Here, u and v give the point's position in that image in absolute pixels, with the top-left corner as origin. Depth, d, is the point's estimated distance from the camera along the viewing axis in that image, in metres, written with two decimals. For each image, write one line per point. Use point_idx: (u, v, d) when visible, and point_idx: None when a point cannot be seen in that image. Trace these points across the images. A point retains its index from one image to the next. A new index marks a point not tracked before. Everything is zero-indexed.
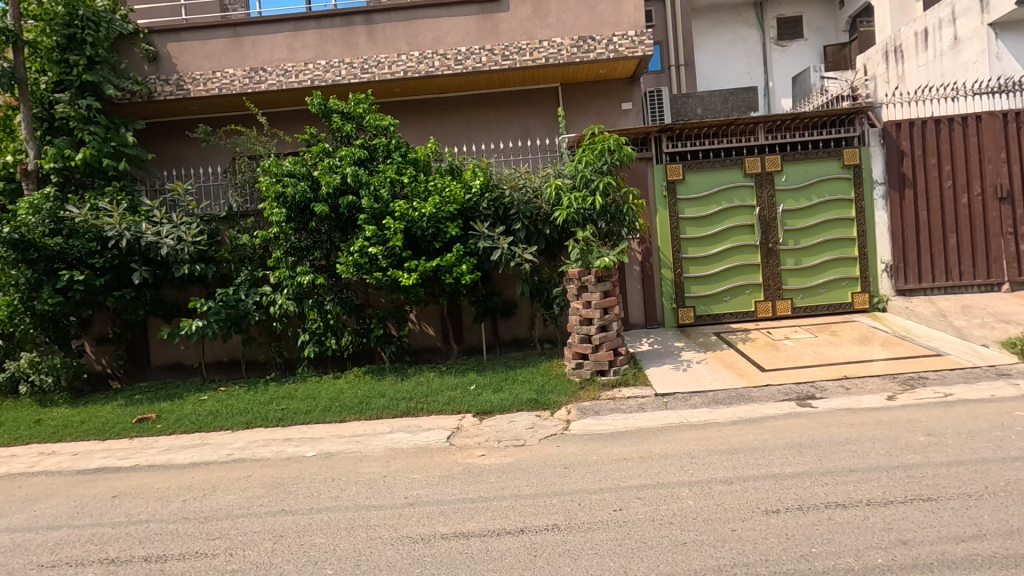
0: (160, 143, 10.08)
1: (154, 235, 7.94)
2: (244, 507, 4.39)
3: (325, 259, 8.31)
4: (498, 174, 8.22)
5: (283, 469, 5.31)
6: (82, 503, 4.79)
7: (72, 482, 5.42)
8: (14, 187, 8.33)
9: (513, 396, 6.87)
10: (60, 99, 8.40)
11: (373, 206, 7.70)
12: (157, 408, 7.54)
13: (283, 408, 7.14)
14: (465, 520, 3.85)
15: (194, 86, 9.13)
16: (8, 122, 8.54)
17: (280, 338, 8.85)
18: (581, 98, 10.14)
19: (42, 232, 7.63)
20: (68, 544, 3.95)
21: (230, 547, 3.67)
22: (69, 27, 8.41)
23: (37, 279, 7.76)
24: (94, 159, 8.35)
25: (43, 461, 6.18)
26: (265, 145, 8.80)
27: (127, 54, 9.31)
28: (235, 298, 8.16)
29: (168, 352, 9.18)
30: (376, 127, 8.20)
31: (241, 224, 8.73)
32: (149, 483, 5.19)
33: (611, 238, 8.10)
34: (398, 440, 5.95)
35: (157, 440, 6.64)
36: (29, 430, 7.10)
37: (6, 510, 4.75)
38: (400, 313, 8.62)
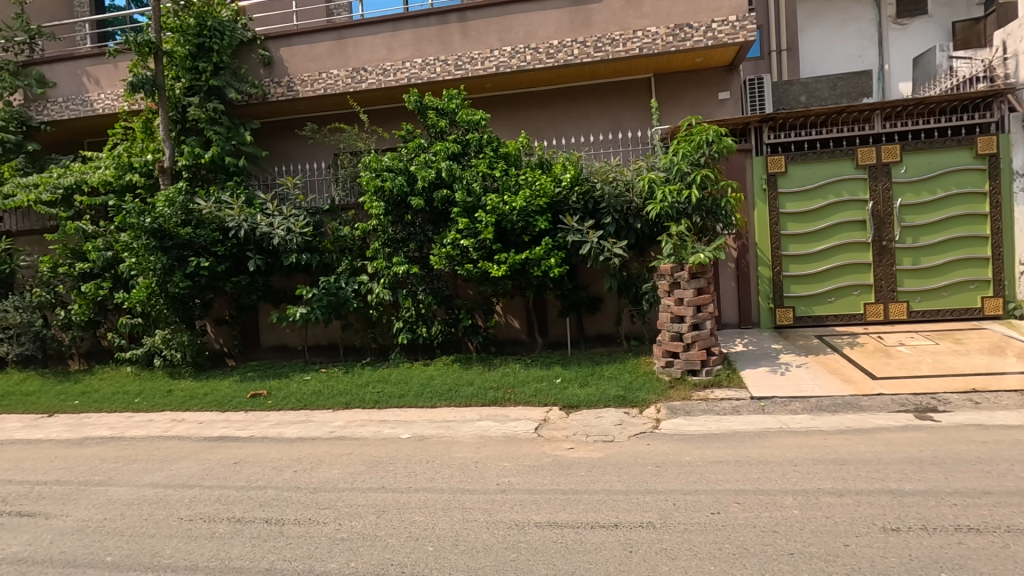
0: (272, 140, 10.89)
1: (268, 226, 8.67)
2: (348, 481, 4.69)
3: (418, 251, 8.64)
4: (589, 168, 8.18)
5: (380, 448, 5.61)
6: (209, 466, 5.33)
7: (200, 447, 6.04)
8: (153, 183, 9.34)
9: (601, 392, 6.83)
10: (191, 102, 9.33)
11: (466, 199, 7.91)
12: (267, 385, 8.21)
13: (378, 391, 7.54)
14: (558, 511, 3.89)
15: (303, 87, 9.80)
16: (149, 125, 9.54)
17: (375, 325, 9.33)
18: (675, 89, 9.82)
19: (176, 222, 8.47)
20: (202, 501, 4.42)
21: (338, 517, 3.95)
22: (200, 36, 9.35)
23: (170, 264, 8.63)
24: (218, 156, 9.24)
25: (175, 427, 6.93)
26: (366, 141, 9.29)
27: (246, 60, 10.02)
28: (335, 286, 8.70)
29: (275, 335, 9.98)
30: (469, 122, 8.41)
31: (343, 216, 9.28)
32: (264, 453, 5.67)
33: (705, 234, 7.85)
34: (487, 428, 6.10)
35: (268, 415, 7.24)
36: (163, 399, 8.02)
37: (148, 468, 5.39)
38: (487, 305, 8.83)
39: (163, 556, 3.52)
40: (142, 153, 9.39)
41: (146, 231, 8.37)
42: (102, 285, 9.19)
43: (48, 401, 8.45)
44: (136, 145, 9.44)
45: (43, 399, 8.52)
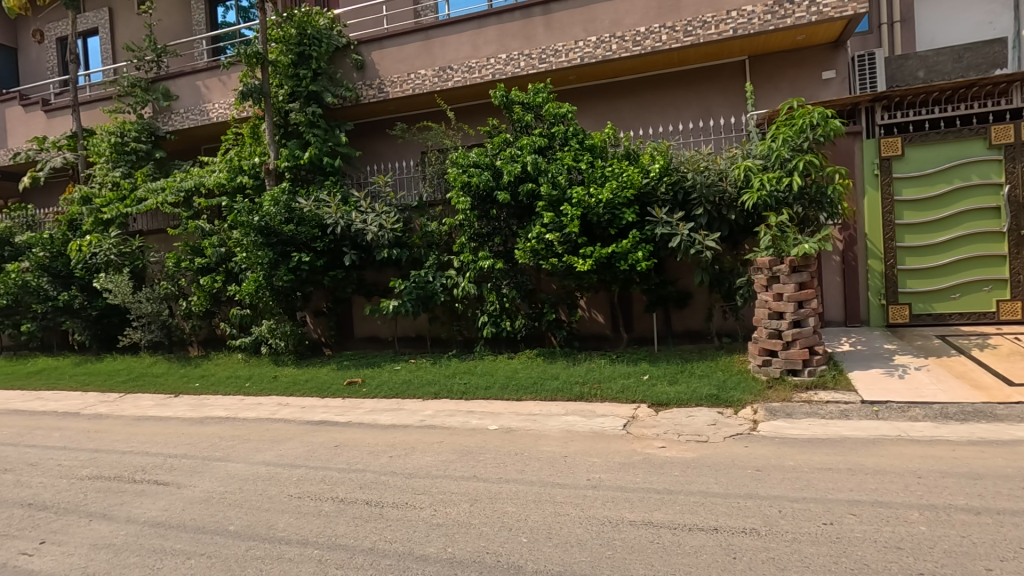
0: (364, 142, 11.40)
1: (362, 223, 9.14)
2: (440, 469, 4.83)
3: (503, 245, 8.73)
4: (678, 158, 7.88)
5: (469, 438, 5.72)
6: (312, 448, 5.68)
7: (303, 430, 6.46)
8: (260, 184, 10.08)
9: (691, 390, 6.57)
10: (292, 108, 9.95)
11: (552, 192, 7.88)
12: (361, 374, 8.66)
13: (465, 382, 7.71)
14: (652, 510, 3.77)
15: (393, 88, 10.17)
16: (257, 130, 10.31)
17: (461, 318, 9.54)
18: (772, 71, 9.22)
19: (280, 220, 9.06)
20: (308, 480, 4.71)
21: (433, 503, 4.07)
22: (301, 45, 9.96)
23: (275, 260, 9.23)
24: (315, 157, 9.84)
25: (281, 410, 7.47)
26: (453, 138, 9.51)
27: (341, 65, 10.51)
28: (424, 280, 8.98)
29: (368, 327, 10.52)
30: (555, 115, 8.42)
31: (430, 212, 9.57)
32: (361, 438, 5.97)
33: (808, 225, 7.34)
34: (574, 422, 6.06)
35: (362, 402, 7.62)
36: (270, 384, 8.68)
37: (260, 447, 5.84)
38: (571, 299, 8.79)
39: (277, 529, 3.79)
40: (250, 157, 10.16)
41: (254, 229, 9.03)
42: (216, 279, 10.07)
43: (174, 383, 9.41)
44: (245, 149, 10.22)
45: (170, 381, 9.50)
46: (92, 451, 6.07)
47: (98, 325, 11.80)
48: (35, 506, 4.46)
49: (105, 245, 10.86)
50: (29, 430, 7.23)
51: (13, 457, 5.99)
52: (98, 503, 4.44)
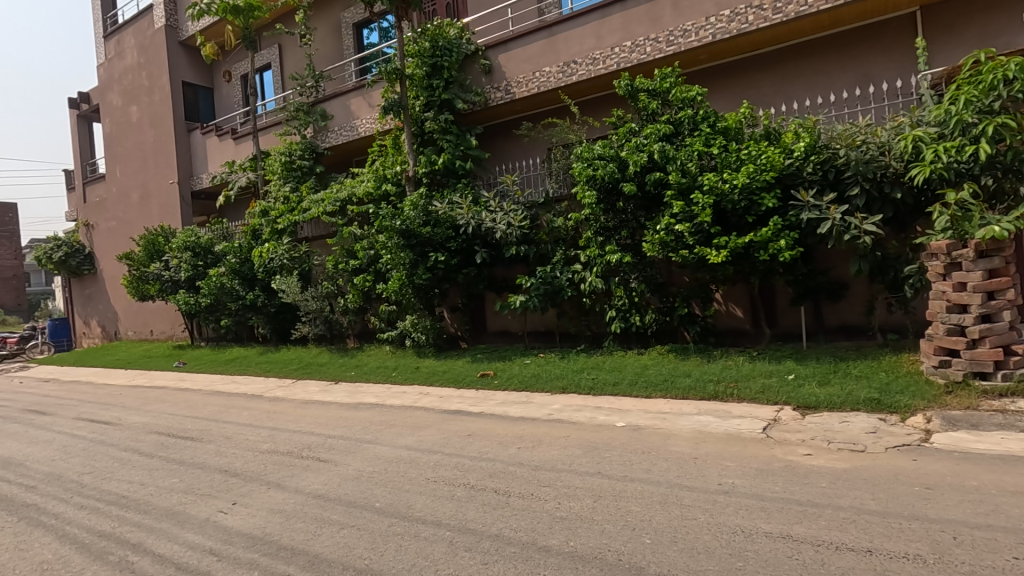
0: (493, 143, 11.78)
1: (491, 222, 9.54)
2: (565, 463, 4.89)
3: (630, 238, 8.52)
4: (828, 133, 7.08)
5: (596, 434, 5.71)
6: (448, 436, 6.08)
7: (440, 418, 6.93)
8: (401, 190, 10.95)
9: (846, 393, 5.89)
10: (427, 117, 10.63)
11: (681, 180, 7.51)
12: (493, 366, 9.06)
13: (593, 377, 7.70)
14: (791, 523, 3.47)
15: (518, 88, 10.37)
16: (398, 140, 11.21)
17: (589, 313, 9.51)
18: (953, 20, 7.83)
19: (418, 223, 9.73)
20: (443, 466, 5.06)
21: (557, 496, 4.14)
22: (434, 57, 10.62)
23: (414, 260, 9.93)
24: (449, 161, 10.45)
25: (422, 399, 8.09)
26: (577, 132, 9.51)
27: (470, 71, 10.98)
28: (551, 275, 9.11)
29: (500, 321, 10.97)
30: (683, 99, 8.06)
31: (556, 208, 9.67)
32: (492, 428, 6.25)
33: (1001, 200, 6.17)
34: (707, 423, 5.76)
35: (494, 393, 7.96)
36: (413, 374, 9.44)
37: (403, 432, 6.39)
38: (705, 293, 8.34)
39: (415, 509, 4.13)
40: (393, 165, 11.10)
41: (397, 232, 9.80)
42: (367, 278, 11.16)
43: (334, 371, 10.66)
44: (389, 159, 11.19)
45: (331, 369, 10.77)
46: (271, 428, 7.12)
47: (276, 320, 13.75)
48: (229, 472, 5.36)
49: (280, 252, 12.66)
50: (227, 408, 8.69)
51: (216, 430, 7.25)
52: (274, 474, 5.21)
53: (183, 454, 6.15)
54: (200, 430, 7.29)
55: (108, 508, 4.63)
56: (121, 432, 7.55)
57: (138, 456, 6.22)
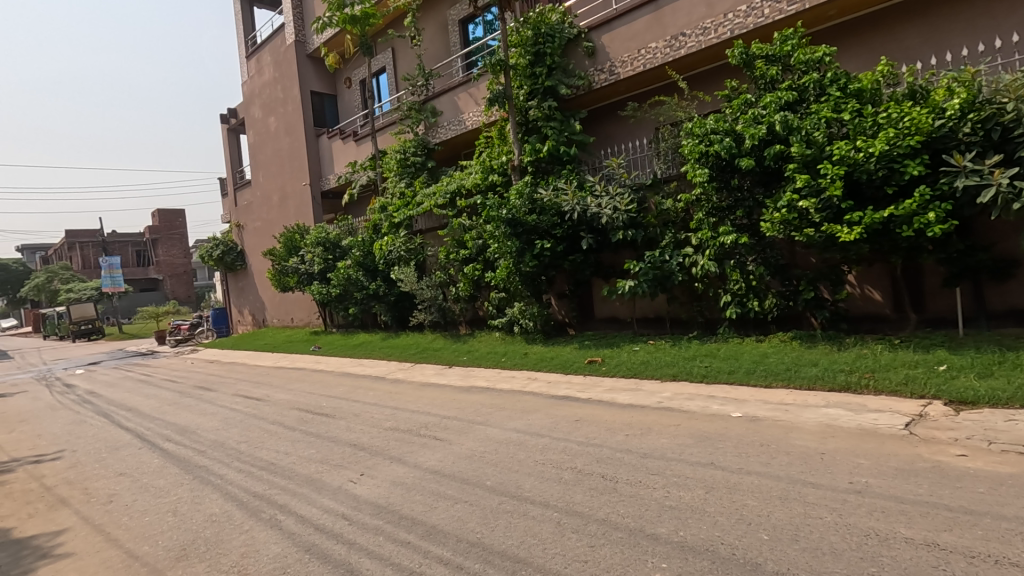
0: (598, 127, 11.48)
1: (597, 207, 9.42)
2: (675, 452, 4.74)
3: (747, 218, 7.98)
4: (991, 85, 6.08)
5: (709, 424, 5.47)
6: (556, 420, 6.15)
7: (549, 403, 7.03)
8: (508, 180, 11.17)
9: (1014, 388, 5.08)
10: (531, 105, 10.71)
11: (805, 151, 6.86)
12: (601, 353, 9.00)
13: (706, 365, 7.37)
14: (938, 530, 3.10)
15: (623, 68, 10.05)
16: (503, 131, 11.43)
17: (701, 298, 9.09)
18: None
19: (524, 212, 9.84)
20: (550, 450, 5.14)
21: (667, 485, 4.05)
22: (537, 45, 10.63)
23: (521, 248, 10.06)
24: (554, 148, 10.45)
25: (530, 384, 8.27)
26: (687, 108, 9.06)
27: (573, 55, 10.82)
28: (660, 260, 8.82)
29: (607, 308, 10.86)
30: (807, 62, 7.34)
31: (665, 189, 9.32)
32: (600, 414, 6.22)
33: None
34: (837, 416, 5.28)
35: (602, 380, 7.92)
36: (523, 360, 9.66)
37: (513, 415, 6.58)
38: (835, 275, 7.61)
39: (524, 489, 4.26)
40: (499, 156, 11.34)
41: (503, 221, 10.00)
42: (477, 267, 11.58)
43: (448, 356, 11.24)
44: (495, 150, 11.45)
45: (446, 354, 11.35)
46: (393, 408, 7.68)
47: (396, 308, 14.81)
48: (358, 446, 5.89)
49: (397, 244, 13.56)
50: (355, 388, 9.52)
51: (345, 408, 7.98)
52: (396, 449, 5.64)
53: (319, 429, 6.85)
54: (333, 408, 8.07)
55: (261, 473, 5.31)
56: (269, 408, 8.58)
57: (283, 429, 7.04)
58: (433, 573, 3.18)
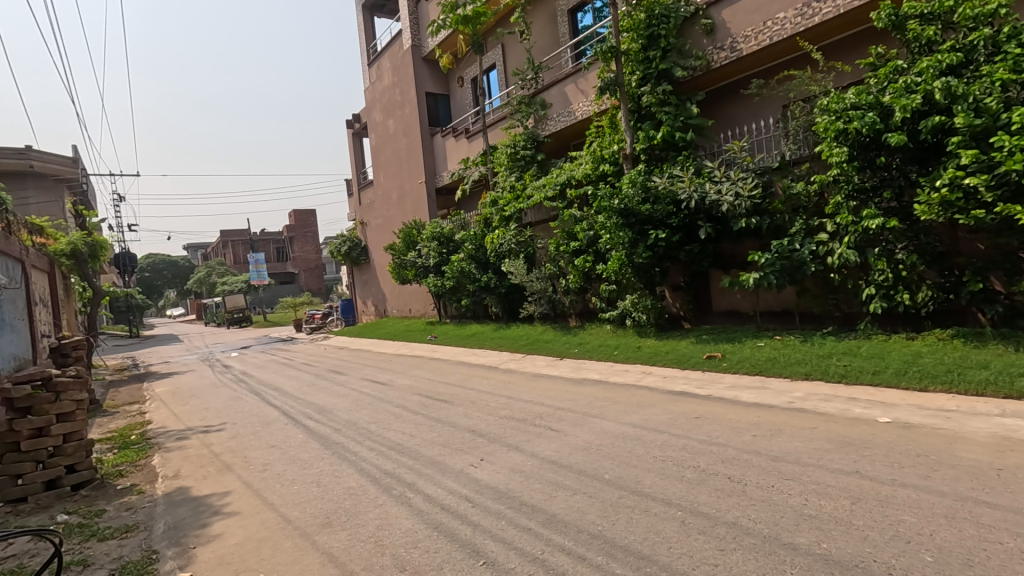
0: (717, 108, 10.81)
1: (717, 194, 8.90)
2: (812, 457, 4.36)
3: (896, 200, 7.12)
4: None
5: (851, 428, 4.96)
6: (674, 417, 5.93)
7: (666, 398, 6.80)
8: (619, 169, 10.93)
9: None
10: (644, 91, 10.34)
11: (973, 121, 5.96)
12: (721, 348, 8.53)
13: (845, 364, 6.70)
14: None
15: (746, 44, 9.36)
16: (614, 119, 11.14)
17: (837, 290, 8.29)
18: None
19: (638, 201, 9.56)
20: (671, 447, 4.97)
21: (804, 491, 3.74)
22: (650, 27, 10.22)
23: (634, 239, 9.82)
24: (668, 135, 10.02)
25: (644, 378, 8.06)
26: (821, 82, 8.25)
27: (690, 35, 10.28)
28: (789, 249, 8.17)
29: (727, 300, 10.26)
30: (976, 17, 6.36)
31: (794, 172, 8.59)
32: (723, 413, 5.90)
33: None
34: (1015, 428, 4.54)
35: (723, 376, 7.50)
36: (636, 354, 9.44)
37: (629, 409, 6.45)
38: (1011, 263, 6.56)
39: (644, 485, 4.16)
40: (610, 145, 11.12)
41: (615, 211, 9.80)
42: (587, 259, 11.49)
43: (559, 348, 11.27)
44: (606, 139, 11.23)
45: (556, 346, 11.41)
46: (507, 397, 7.87)
47: (506, 299, 15.17)
48: (476, 433, 6.11)
49: (508, 237, 13.85)
50: (471, 377, 9.89)
51: (462, 395, 8.33)
52: (512, 438, 5.77)
53: (439, 414, 7.21)
54: (451, 394, 8.44)
55: (390, 452, 5.70)
56: (393, 392, 9.18)
57: (407, 412, 7.50)
58: (556, 561, 3.21)
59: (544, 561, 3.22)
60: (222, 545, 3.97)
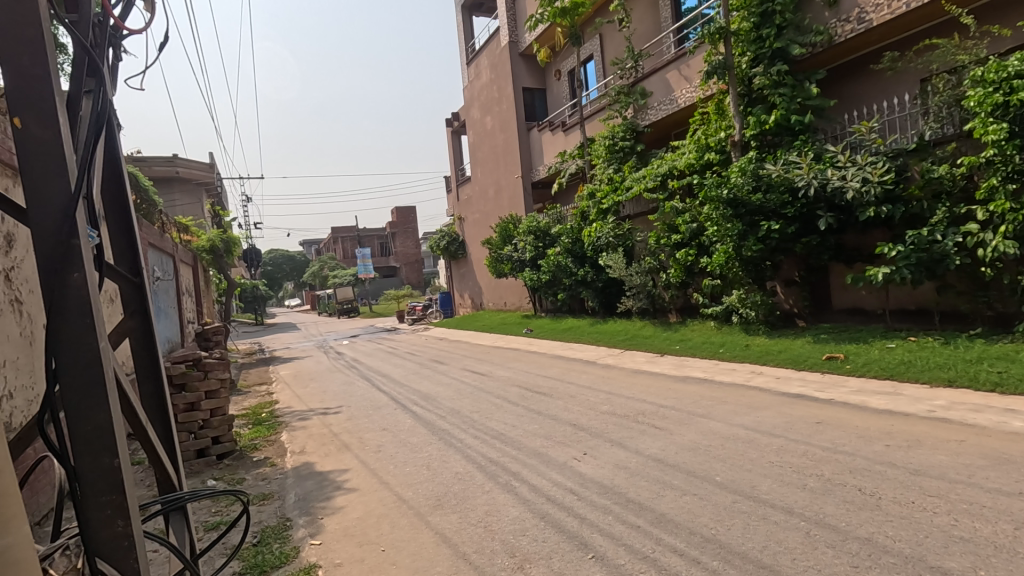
0: (840, 87, 9.89)
1: (840, 180, 8.18)
2: (961, 473, 3.89)
3: None
4: None
5: (1010, 444, 4.36)
6: (792, 421, 5.54)
7: (780, 401, 6.37)
8: (726, 157, 10.39)
9: None
10: (756, 73, 9.72)
11: None
12: (844, 349, 7.83)
13: (999, 371, 5.90)
14: None
15: (876, 13, 8.40)
16: (721, 104, 10.56)
17: (988, 285, 7.31)
18: None
19: (748, 190, 9.03)
20: (789, 452, 4.66)
21: (953, 511, 3.35)
22: (763, 4, 9.57)
23: (744, 230, 9.30)
24: (783, 118, 9.32)
25: (755, 378, 7.62)
26: (972, 50, 7.30)
27: (809, 9, 9.47)
28: (928, 240, 7.33)
29: (849, 297, 9.39)
30: None
31: (936, 154, 7.69)
32: (848, 419, 5.43)
33: None
34: None
35: (847, 379, 6.89)
36: (744, 352, 8.94)
37: (739, 411, 6.13)
38: None
39: (761, 491, 3.93)
40: (716, 132, 10.57)
41: (723, 202, 9.33)
42: (690, 252, 11.06)
43: (659, 344, 10.93)
44: (712, 126, 10.67)
45: (656, 343, 11.07)
46: (607, 392, 7.79)
47: (603, 294, 14.98)
48: (577, 426, 6.11)
49: (606, 231, 13.66)
50: (569, 371, 9.89)
51: (561, 388, 8.35)
52: (615, 433, 5.69)
53: (540, 406, 7.29)
54: (550, 387, 8.50)
55: (494, 441, 5.85)
56: (493, 383, 9.42)
57: (508, 403, 7.65)
58: (668, 562, 3.13)
59: (656, 560, 3.15)
60: (345, 518, 4.29)
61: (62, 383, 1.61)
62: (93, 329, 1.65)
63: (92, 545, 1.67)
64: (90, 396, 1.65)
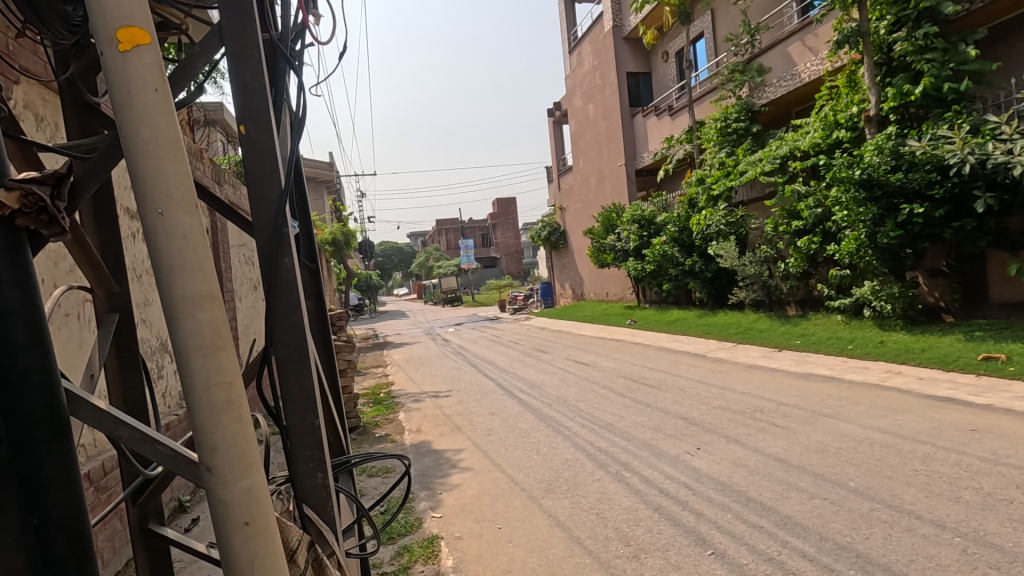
0: (1004, 47, 8.56)
1: (1006, 156, 7.14)
2: None
3: None
4: None
5: None
6: (940, 426, 4.96)
7: (925, 404, 5.72)
8: (860, 134, 9.45)
9: None
10: (897, 38, 8.68)
11: None
12: (1006, 348, 6.86)
13: None
14: None
15: None
16: (853, 77, 9.62)
17: None
18: None
19: (886, 169, 8.14)
20: (938, 460, 4.19)
21: None
22: None
23: (880, 215, 8.43)
24: (931, 88, 8.28)
25: (891, 378, 6.91)
26: None
27: None
28: None
29: (1013, 289, 8.16)
30: None
31: None
32: (1012, 428, 4.75)
33: None
34: None
35: (1010, 383, 6.03)
36: (877, 349, 8.14)
37: (874, 412, 5.60)
38: None
39: (904, 500, 3.58)
40: (848, 108, 9.61)
41: (856, 183, 8.50)
42: (813, 240, 10.24)
43: (777, 338, 10.24)
44: (842, 101, 9.72)
45: (773, 337, 10.36)
46: (719, 387, 7.45)
47: (713, 284, 14.29)
48: (689, 421, 5.91)
49: (716, 218, 13.02)
50: (676, 363, 9.60)
51: (670, 381, 8.13)
52: (731, 430, 5.44)
53: (648, 398, 7.15)
54: (657, 380, 8.31)
55: (603, 431, 5.84)
56: (598, 373, 9.39)
57: (614, 394, 7.60)
58: (797, 566, 2.96)
59: (783, 563, 3.00)
60: (462, 494, 4.53)
61: (277, 354, 1.76)
62: (297, 308, 1.76)
63: (302, 492, 1.87)
64: (297, 369, 1.78)
